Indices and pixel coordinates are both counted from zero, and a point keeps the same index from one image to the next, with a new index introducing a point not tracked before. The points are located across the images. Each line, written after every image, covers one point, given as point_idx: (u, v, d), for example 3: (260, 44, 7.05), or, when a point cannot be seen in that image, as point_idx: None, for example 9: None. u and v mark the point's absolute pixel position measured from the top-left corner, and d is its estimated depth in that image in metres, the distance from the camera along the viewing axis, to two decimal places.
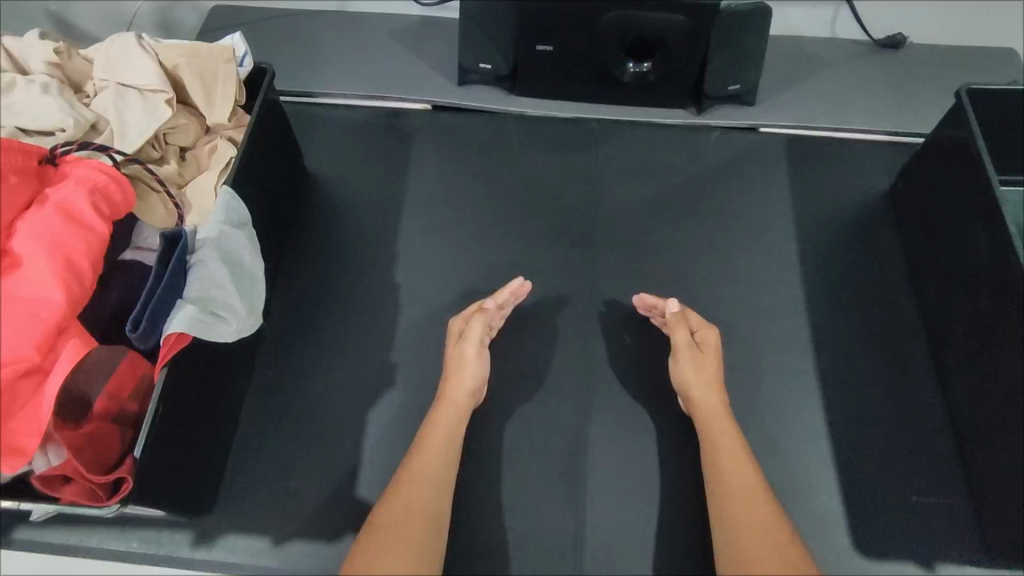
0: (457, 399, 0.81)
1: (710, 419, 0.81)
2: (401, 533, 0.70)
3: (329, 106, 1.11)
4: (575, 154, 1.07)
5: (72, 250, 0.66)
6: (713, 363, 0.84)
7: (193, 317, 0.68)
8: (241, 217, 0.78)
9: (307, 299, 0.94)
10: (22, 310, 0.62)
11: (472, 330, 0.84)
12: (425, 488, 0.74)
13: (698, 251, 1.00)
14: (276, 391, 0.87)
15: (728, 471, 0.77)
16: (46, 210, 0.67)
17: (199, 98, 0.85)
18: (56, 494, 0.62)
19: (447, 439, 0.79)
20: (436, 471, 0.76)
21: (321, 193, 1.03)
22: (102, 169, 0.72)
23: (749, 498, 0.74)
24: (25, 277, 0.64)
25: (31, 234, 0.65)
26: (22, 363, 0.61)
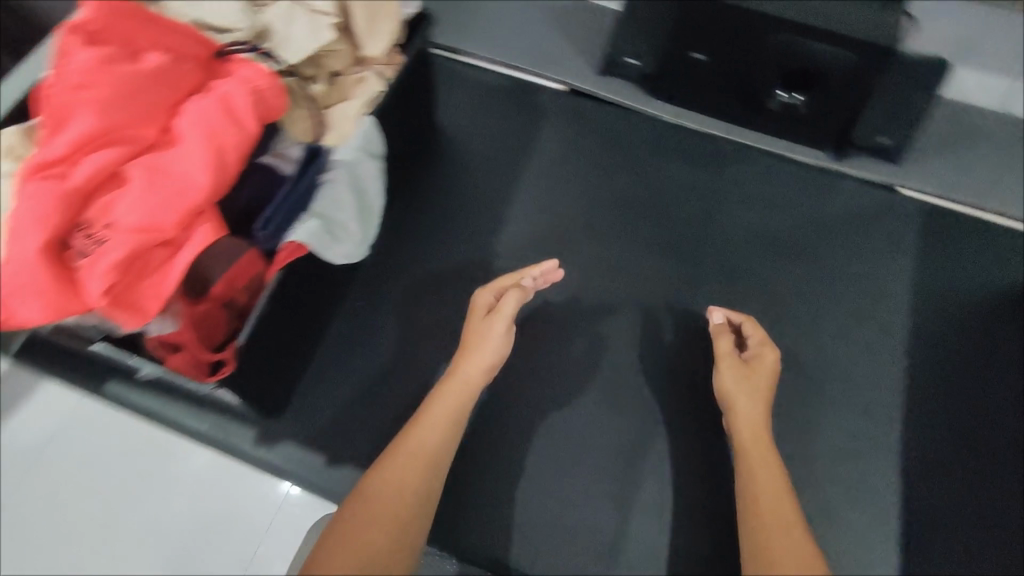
0: (468, 377, 0.75)
1: (748, 441, 0.76)
2: (386, 508, 0.64)
3: (468, 64, 1.12)
4: (701, 169, 1.05)
5: (224, 141, 0.70)
6: (764, 386, 0.80)
7: (314, 231, 0.69)
8: (376, 150, 0.80)
9: (407, 244, 0.97)
10: (172, 185, 0.66)
11: (505, 302, 0.79)
12: (418, 466, 0.69)
13: (800, 298, 0.97)
14: (359, 322, 0.90)
15: (765, 496, 0.71)
16: (209, 99, 0.71)
17: (361, 29, 0.88)
18: (166, 356, 0.70)
19: (447, 418, 0.73)
20: (429, 449, 0.70)
21: (442, 148, 1.06)
22: (265, 72, 0.75)
23: (783, 526, 0.68)
24: (180, 156, 0.68)
25: (193, 119, 0.70)
26: (159, 233, 0.65)
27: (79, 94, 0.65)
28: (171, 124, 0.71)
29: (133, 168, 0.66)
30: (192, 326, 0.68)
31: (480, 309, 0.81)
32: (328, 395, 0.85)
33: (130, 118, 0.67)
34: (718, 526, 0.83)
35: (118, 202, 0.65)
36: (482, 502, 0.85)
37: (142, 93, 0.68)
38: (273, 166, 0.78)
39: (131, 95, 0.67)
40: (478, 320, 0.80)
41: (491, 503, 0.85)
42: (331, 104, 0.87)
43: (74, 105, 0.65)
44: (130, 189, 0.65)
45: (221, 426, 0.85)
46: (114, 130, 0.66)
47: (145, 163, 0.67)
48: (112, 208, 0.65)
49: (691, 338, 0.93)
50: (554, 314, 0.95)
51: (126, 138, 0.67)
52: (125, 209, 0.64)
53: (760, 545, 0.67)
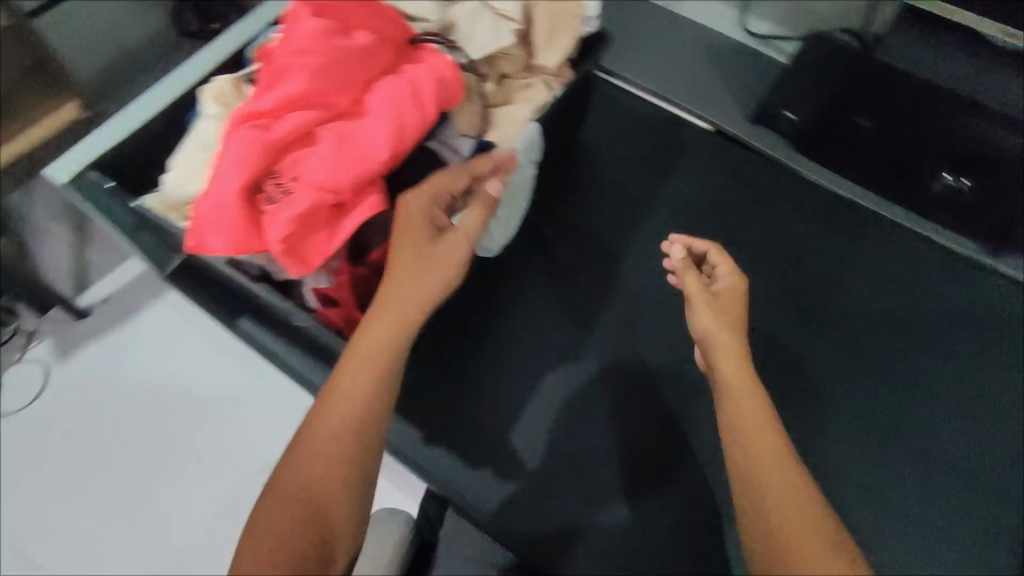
0: (403, 302, 0.63)
1: (734, 386, 0.60)
2: (312, 479, 0.56)
3: (620, 88, 1.14)
4: (837, 235, 1.04)
5: (405, 120, 0.74)
6: (733, 308, 0.66)
7: (468, 224, 0.75)
8: (533, 155, 0.84)
9: (529, 253, 1.02)
10: (353, 151, 0.70)
11: (460, 225, 0.68)
12: (348, 417, 0.58)
13: (914, 389, 0.94)
14: (474, 316, 0.97)
15: (762, 452, 0.56)
16: (400, 80, 0.75)
17: (540, 40, 0.92)
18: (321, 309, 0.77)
19: (377, 350, 0.61)
20: (370, 394, 0.59)
21: (581, 165, 1.09)
22: (450, 63, 0.79)
23: (788, 491, 0.54)
24: (365, 126, 0.72)
25: (382, 96, 0.74)
26: (335, 194, 0.69)
27: (296, 60, 0.72)
28: (362, 97, 0.75)
29: (323, 130, 0.71)
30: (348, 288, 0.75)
31: (424, 217, 0.68)
32: (440, 376, 0.93)
33: (330, 85, 0.73)
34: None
35: (304, 158, 0.70)
36: (558, 510, 0.86)
37: (345, 66, 0.74)
38: (438, 151, 0.82)
39: (335, 65, 0.73)
40: (424, 238, 0.67)
41: (569, 518, 0.85)
42: (496, 105, 0.91)
43: (289, 69, 0.72)
44: (317, 149, 0.70)
45: (333, 381, 0.90)
46: (315, 95, 0.72)
47: (334, 127, 0.72)
48: (298, 162, 0.70)
49: (794, 400, 0.94)
50: (660, 346, 0.96)
51: (323, 103, 0.73)
52: (309, 165, 0.69)
53: (762, 516, 0.54)
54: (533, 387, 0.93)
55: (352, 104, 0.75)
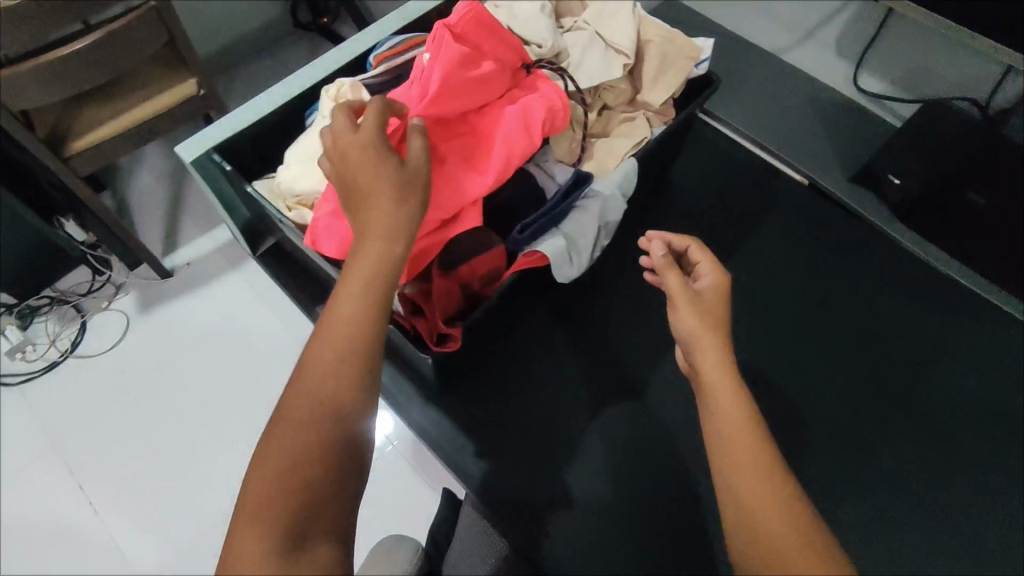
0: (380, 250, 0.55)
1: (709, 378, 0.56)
2: (286, 456, 0.48)
3: (718, 131, 1.13)
4: (929, 312, 0.98)
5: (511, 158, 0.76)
6: (715, 297, 0.61)
7: (559, 249, 0.75)
8: (628, 189, 0.83)
9: (604, 284, 1.02)
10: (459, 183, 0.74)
11: (411, 152, 0.60)
12: (329, 367, 0.50)
13: (1002, 488, 0.87)
14: (541, 338, 0.98)
15: (729, 449, 0.52)
16: (515, 108, 0.78)
17: (648, 76, 0.92)
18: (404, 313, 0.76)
19: (358, 308, 0.52)
20: (352, 340, 0.51)
21: (668, 202, 1.08)
22: (561, 94, 0.80)
23: (769, 495, 0.49)
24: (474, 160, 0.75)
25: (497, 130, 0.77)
26: (444, 215, 0.73)
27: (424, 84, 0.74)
28: (478, 122, 0.78)
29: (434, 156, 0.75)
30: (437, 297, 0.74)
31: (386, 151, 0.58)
32: (500, 394, 0.94)
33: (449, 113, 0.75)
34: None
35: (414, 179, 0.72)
36: (601, 549, 0.85)
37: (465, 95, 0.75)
38: (533, 175, 0.85)
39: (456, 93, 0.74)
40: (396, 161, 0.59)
41: (606, 556, 0.84)
42: (595, 134, 0.92)
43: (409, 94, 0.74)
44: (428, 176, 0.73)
45: (397, 382, 0.94)
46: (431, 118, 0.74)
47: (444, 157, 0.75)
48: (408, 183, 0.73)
49: (865, 480, 0.88)
50: None
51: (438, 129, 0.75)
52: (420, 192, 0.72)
53: (754, 543, 0.48)
54: (589, 418, 0.93)
55: (467, 127, 0.78)
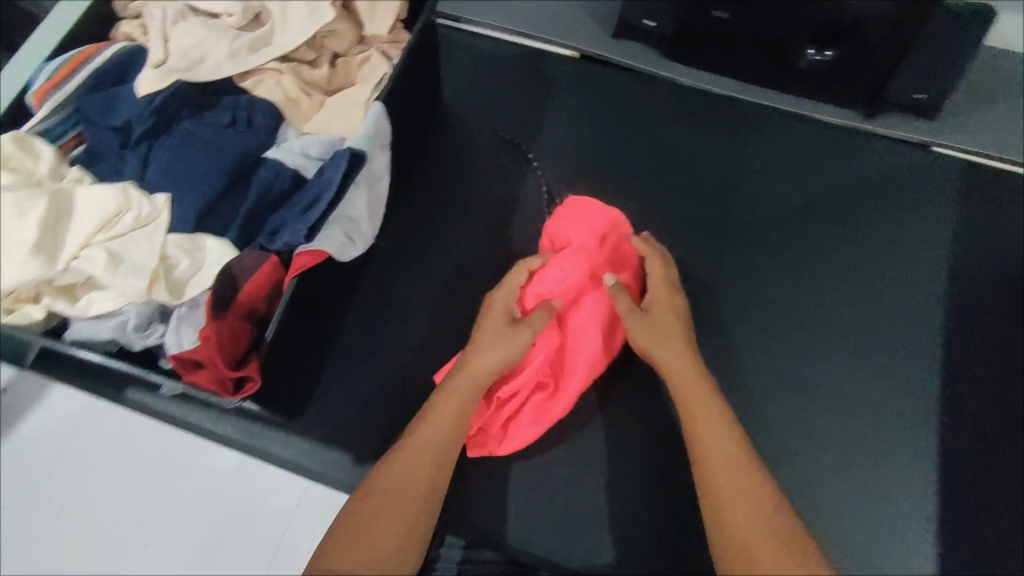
0: (474, 377, 0.74)
1: (695, 410, 0.72)
2: (383, 531, 0.62)
3: (478, 35, 1.07)
4: (723, 135, 1.01)
5: (590, 357, 0.79)
6: (670, 333, 0.77)
7: (337, 243, 0.69)
8: (387, 137, 0.77)
9: (417, 231, 0.93)
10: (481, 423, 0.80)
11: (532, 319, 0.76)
12: (418, 481, 0.67)
13: (832, 272, 0.93)
14: (375, 315, 0.88)
15: (716, 454, 0.69)
16: (590, 306, 0.79)
17: (363, 7, 0.83)
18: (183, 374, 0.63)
19: (446, 434, 0.71)
20: (430, 457, 0.69)
21: (451, 124, 1.01)
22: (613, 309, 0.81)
23: (746, 476, 0.67)
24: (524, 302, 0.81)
25: (586, 335, 0.79)
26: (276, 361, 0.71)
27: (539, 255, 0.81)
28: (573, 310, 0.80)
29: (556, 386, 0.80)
30: (215, 335, 0.61)
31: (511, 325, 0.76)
32: (354, 394, 0.84)
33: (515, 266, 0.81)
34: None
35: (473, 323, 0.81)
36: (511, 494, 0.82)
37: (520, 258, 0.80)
38: (276, 160, 0.75)
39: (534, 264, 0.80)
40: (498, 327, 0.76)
41: (515, 498, 0.82)
42: (334, 89, 0.84)
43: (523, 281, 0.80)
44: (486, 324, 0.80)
45: (244, 429, 0.83)
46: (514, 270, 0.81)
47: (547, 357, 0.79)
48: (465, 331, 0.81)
49: (722, 320, 0.90)
50: None
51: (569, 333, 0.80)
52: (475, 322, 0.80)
53: (723, 521, 0.64)
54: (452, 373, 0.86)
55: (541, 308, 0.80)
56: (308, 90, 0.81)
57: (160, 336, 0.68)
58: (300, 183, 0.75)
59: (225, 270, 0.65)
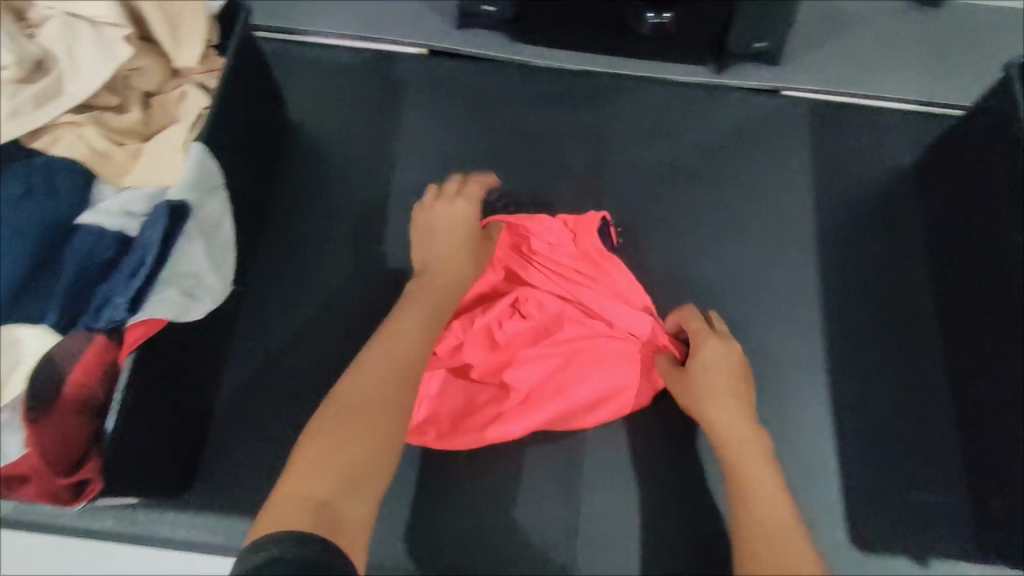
0: (426, 300, 0.74)
1: (737, 443, 0.72)
2: (347, 455, 0.61)
3: (316, 45, 1.00)
4: (584, 110, 0.99)
5: (565, 407, 0.78)
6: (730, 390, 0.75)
7: (175, 308, 0.63)
8: (216, 181, 0.70)
9: (285, 268, 0.87)
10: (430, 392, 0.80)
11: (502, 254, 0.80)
12: (372, 412, 0.65)
13: (709, 230, 0.93)
14: (252, 364, 0.82)
15: (752, 468, 0.70)
16: (599, 363, 0.79)
17: (165, 37, 0.74)
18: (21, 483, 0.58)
19: (402, 352, 0.69)
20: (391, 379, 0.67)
21: (301, 146, 0.95)
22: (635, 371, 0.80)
23: (774, 491, 0.68)
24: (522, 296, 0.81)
25: (586, 382, 0.79)
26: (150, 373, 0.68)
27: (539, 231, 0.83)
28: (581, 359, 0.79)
29: (517, 407, 0.78)
30: (33, 450, 0.57)
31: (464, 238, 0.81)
32: (240, 454, 0.78)
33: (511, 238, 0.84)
34: (669, 493, 0.79)
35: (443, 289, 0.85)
36: (423, 523, 0.77)
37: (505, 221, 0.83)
38: (94, 227, 0.65)
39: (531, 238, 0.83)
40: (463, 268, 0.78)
41: (428, 527, 0.77)
42: (152, 133, 0.76)
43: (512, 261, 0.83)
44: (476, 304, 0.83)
45: (123, 517, 0.75)
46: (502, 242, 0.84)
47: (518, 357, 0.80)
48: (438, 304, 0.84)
49: None
50: None
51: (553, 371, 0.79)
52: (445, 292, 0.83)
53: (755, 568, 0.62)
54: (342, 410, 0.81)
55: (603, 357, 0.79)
56: (120, 138, 0.72)
57: None
58: (127, 245, 0.66)
59: (45, 360, 0.58)
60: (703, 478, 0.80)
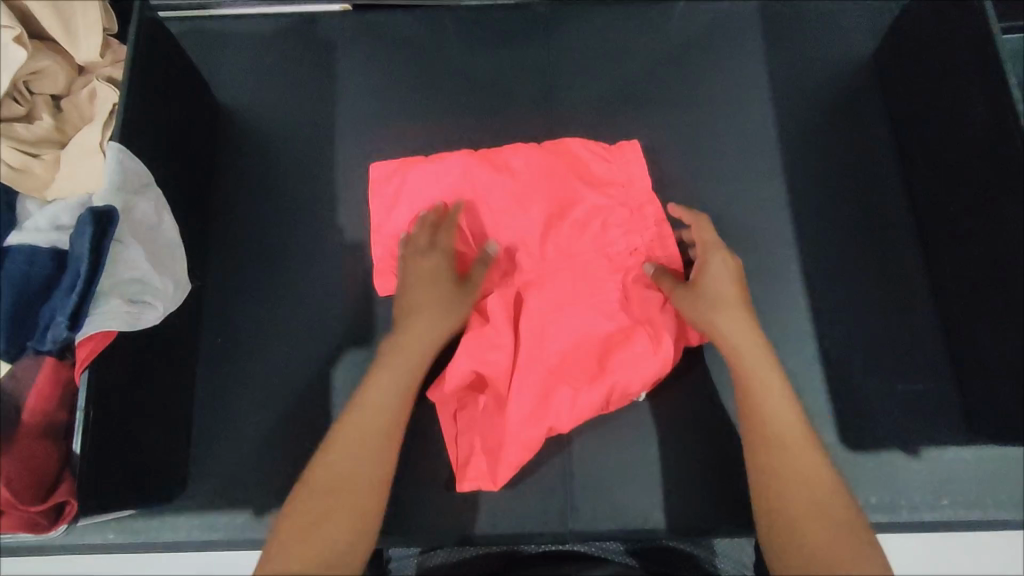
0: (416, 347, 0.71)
1: (746, 362, 0.68)
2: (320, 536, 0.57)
3: (233, 18, 0.94)
4: (525, 46, 0.93)
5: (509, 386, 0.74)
6: (735, 294, 0.71)
7: (122, 314, 0.61)
8: (141, 180, 0.68)
9: (240, 258, 0.85)
10: (384, 253, 0.80)
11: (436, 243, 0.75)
12: (343, 492, 0.61)
13: (670, 152, 0.89)
14: (224, 358, 0.81)
15: (767, 417, 0.65)
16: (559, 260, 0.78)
17: (57, 32, 0.69)
18: None
19: (361, 436, 0.64)
20: (351, 460, 0.63)
21: (236, 127, 0.90)
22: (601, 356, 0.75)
23: (794, 446, 0.62)
24: (565, 232, 0.79)
25: (535, 357, 0.75)
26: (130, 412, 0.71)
27: (618, 172, 0.81)
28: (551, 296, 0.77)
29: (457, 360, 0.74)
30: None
31: (435, 280, 0.73)
32: (227, 449, 0.78)
33: (593, 160, 0.81)
34: (662, 423, 0.78)
35: (511, 187, 0.80)
36: (418, 489, 0.77)
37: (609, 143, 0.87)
38: (25, 246, 0.62)
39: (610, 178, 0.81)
40: (440, 267, 0.74)
41: (424, 493, 0.77)
42: (70, 138, 0.72)
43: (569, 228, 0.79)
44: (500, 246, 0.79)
45: (123, 528, 0.75)
46: (586, 175, 0.81)
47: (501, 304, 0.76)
48: (492, 189, 0.80)
49: None
50: None
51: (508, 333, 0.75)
52: (461, 166, 0.80)
53: (778, 501, 0.60)
54: (322, 391, 0.80)
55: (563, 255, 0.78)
56: (33, 149, 0.68)
57: None
58: (63, 260, 0.63)
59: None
60: (691, 405, 0.79)
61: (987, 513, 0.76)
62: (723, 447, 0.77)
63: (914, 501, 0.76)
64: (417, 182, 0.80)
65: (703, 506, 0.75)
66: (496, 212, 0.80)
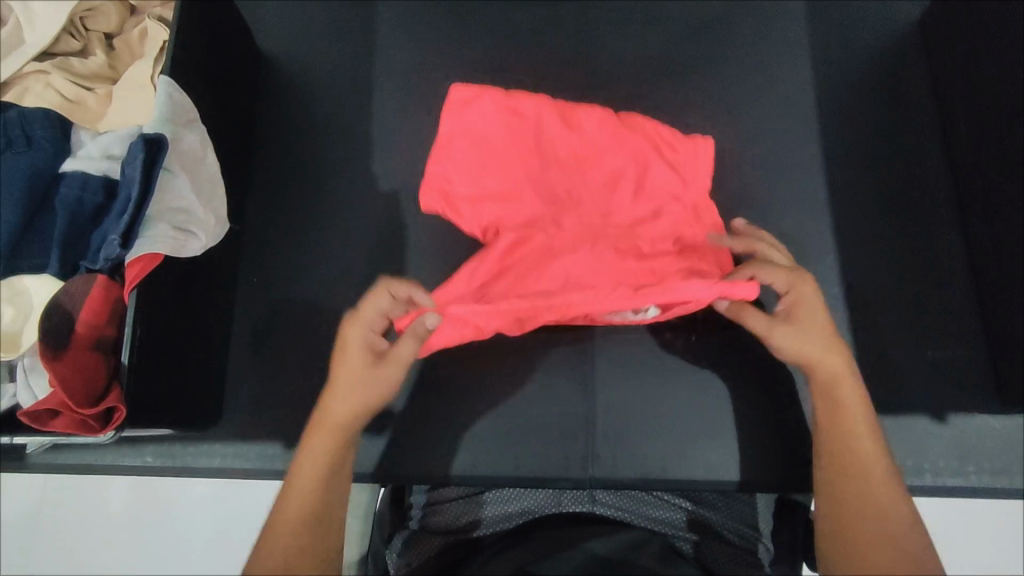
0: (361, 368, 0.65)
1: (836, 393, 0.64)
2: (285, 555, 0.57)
3: None
4: (563, 3, 0.93)
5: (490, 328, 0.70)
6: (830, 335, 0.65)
7: (168, 238, 0.63)
8: (188, 114, 0.69)
9: (278, 202, 0.87)
10: (444, 171, 0.74)
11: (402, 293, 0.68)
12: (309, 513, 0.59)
13: (706, 112, 0.89)
14: (260, 298, 0.84)
15: (851, 457, 0.61)
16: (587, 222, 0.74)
17: None
18: (47, 427, 0.60)
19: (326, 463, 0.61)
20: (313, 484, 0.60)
21: (277, 76, 0.92)
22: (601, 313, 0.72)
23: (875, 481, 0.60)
24: (618, 205, 0.75)
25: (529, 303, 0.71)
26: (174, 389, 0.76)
27: (684, 163, 0.76)
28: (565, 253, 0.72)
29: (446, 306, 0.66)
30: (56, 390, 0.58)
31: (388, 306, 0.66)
32: (261, 384, 0.81)
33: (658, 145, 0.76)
34: (686, 379, 0.78)
35: (576, 146, 0.76)
36: (444, 430, 0.78)
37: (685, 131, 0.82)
38: (77, 172, 0.65)
39: (672, 167, 0.76)
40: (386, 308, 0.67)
41: (449, 434, 0.78)
42: (121, 74, 0.74)
43: (616, 200, 0.75)
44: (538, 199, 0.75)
45: (161, 452, 0.79)
46: (654, 154, 0.76)
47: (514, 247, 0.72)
48: (558, 143, 0.76)
49: None
50: None
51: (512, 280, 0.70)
52: (530, 109, 0.75)
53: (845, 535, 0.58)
54: None
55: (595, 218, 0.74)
56: (88, 83, 0.72)
57: (13, 395, 0.64)
58: (114, 188, 0.66)
59: (52, 306, 0.59)
60: (717, 361, 0.79)
61: (1010, 483, 0.76)
62: (746, 404, 0.78)
63: (938, 467, 0.76)
64: (477, 109, 0.74)
65: (724, 460, 0.76)
66: (546, 160, 0.76)
